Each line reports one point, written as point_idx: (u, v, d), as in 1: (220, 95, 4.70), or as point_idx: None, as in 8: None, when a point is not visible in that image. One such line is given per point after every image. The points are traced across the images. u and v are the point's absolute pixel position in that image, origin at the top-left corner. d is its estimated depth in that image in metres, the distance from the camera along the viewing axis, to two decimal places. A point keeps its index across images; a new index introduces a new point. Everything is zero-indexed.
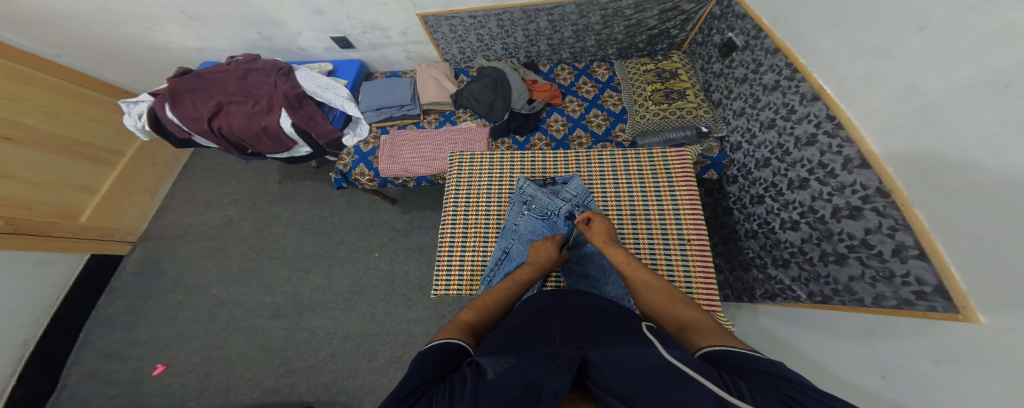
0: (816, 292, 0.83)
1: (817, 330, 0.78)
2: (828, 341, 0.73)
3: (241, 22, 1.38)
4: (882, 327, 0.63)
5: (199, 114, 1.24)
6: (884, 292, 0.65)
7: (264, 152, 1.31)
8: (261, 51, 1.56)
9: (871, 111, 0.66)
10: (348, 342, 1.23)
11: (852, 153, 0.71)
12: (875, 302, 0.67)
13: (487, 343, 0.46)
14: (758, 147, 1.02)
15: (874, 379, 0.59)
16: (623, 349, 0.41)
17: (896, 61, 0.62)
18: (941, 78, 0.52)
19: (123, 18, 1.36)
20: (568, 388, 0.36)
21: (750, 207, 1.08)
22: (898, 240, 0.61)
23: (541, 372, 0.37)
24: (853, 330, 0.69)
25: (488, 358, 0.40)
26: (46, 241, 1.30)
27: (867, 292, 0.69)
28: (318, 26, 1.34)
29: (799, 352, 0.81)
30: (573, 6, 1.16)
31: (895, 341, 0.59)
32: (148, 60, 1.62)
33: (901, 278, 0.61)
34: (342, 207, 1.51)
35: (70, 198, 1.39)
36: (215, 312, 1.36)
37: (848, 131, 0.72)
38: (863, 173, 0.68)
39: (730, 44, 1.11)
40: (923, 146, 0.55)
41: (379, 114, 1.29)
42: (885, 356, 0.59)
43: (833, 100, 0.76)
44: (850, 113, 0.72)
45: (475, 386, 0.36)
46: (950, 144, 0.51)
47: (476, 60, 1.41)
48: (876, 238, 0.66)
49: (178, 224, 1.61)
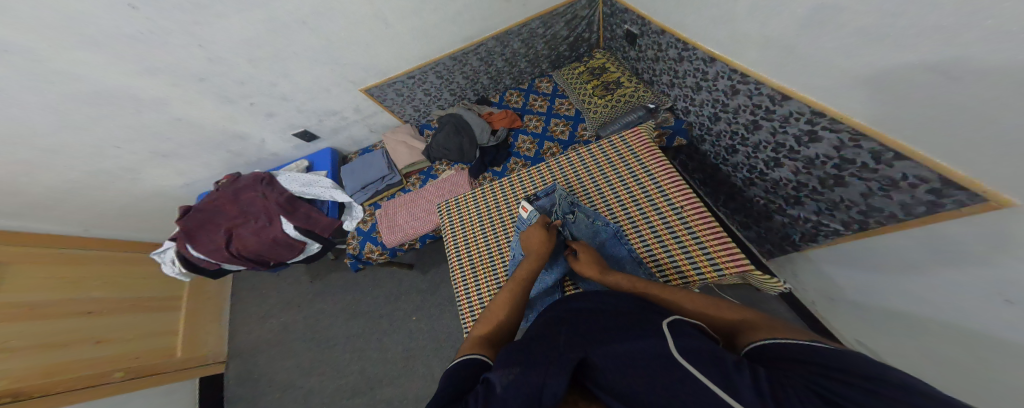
0: (848, 219, 0.80)
1: (887, 259, 0.75)
2: (911, 271, 0.70)
3: (211, 145, 1.47)
4: (942, 239, 0.59)
5: (217, 244, 1.34)
6: (907, 200, 0.63)
7: (284, 260, 1.38)
8: (239, 167, 1.66)
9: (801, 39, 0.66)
10: (422, 401, 1.36)
11: (770, 91, 0.79)
12: (909, 213, 0.64)
13: (500, 355, 0.52)
14: (701, 107, 1.07)
15: (1005, 305, 0.53)
16: (623, 349, 0.46)
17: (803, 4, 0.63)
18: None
19: (112, 175, 1.47)
20: (565, 389, 0.41)
21: (730, 158, 1.09)
22: (869, 149, 0.63)
23: (543, 379, 0.42)
24: (921, 252, 0.65)
25: (496, 374, 0.45)
26: (160, 378, 1.57)
27: (891, 205, 0.67)
28: (277, 127, 1.44)
29: (895, 282, 0.76)
30: (493, 41, 1.23)
31: (974, 258, 0.55)
32: (160, 209, 1.80)
33: (904, 182, 0.61)
34: (369, 285, 1.69)
35: (161, 342, 1.64)
36: (307, 399, 1.54)
37: (753, 76, 0.82)
38: (791, 103, 0.76)
39: (631, 34, 1.22)
40: (891, 64, 0.51)
41: (366, 192, 1.36)
42: (980, 279, 0.55)
43: (726, 58, 0.88)
44: (745, 64, 0.83)
45: (485, 400, 0.43)
46: (914, 59, 0.47)
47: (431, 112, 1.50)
48: (850, 152, 0.68)
49: (250, 338, 1.85)
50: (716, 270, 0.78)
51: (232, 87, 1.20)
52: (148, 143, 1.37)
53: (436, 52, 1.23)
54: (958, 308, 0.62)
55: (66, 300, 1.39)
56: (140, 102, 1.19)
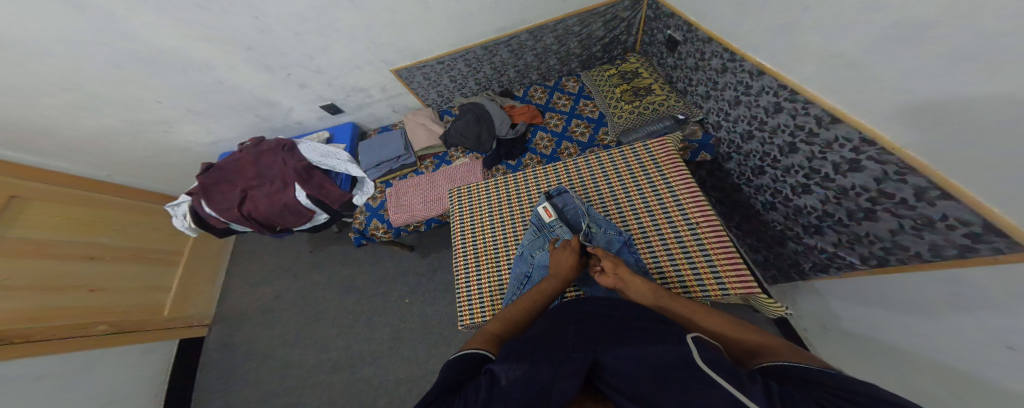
0: (867, 255, 0.79)
1: (898, 300, 0.73)
2: (920, 316, 0.68)
3: (242, 108, 1.53)
4: (963, 283, 0.58)
5: (229, 204, 1.37)
6: (937, 241, 0.62)
7: (290, 227, 1.40)
8: (264, 132, 1.72)
9: (841, 50, 0.67)
10: (402, 387, 1.32)
11: (819, 112, 0.77)
12: (936, 254, 0.63)
13: (503, 351, 0.53)
14: (736, 122, 1.08)
15: (1004, 352, 0.53)
16: (634, 351, 0.47)
17: (842, 22, 0.66)
18: (904, 14, 0.53)
19: (144, 126, 1.53)
20: (576, 392, 0.41)
21: (755, 179, 1.10)
22: (914, 184, 0.61)
23: (552, 378, 0.43)
24: (936, 294, 0.64)
25: (501, 366, 0.46)
26: (142, 335, 1.56)
27: (918, 244, 0.66)
28: (307, 98, 1.51)
29: (900, 327, 0.74)
30: (527, 34, 1.29)
31: (989, 296, 0.54)
32: (181, 164, 1.85)
33: (943, 222, 0.59)
34: (368, 262, 1.68)
35: (152, 297, 1.64)
36: (286, 372, 1.50)
37: (803, 94, 0.80)
38: (840, 127, 0.74)
39: (673, 40, 1.25)
40: (929, 91, 0.52)
41: (379, 169, 1.40)
42: (990, 320, 0.54)
43: (777, 73, 0.86)
44: (796, 80, 0.82)
45: (489, 393, 0.43)
46: (951, 79, 0.49)
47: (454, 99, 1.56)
48: (891, 185, 0.67)
49: (240, 303, 1.83)
50: (721, 287, 0.79)
51: (275, 56, 1.27)
52: (186, 101, 1.45)
53: (467, 40, 1.30)
54: (962, 353, 0.61)
55: (71, 242, 1.42)
56: (190, 63, 1.27)
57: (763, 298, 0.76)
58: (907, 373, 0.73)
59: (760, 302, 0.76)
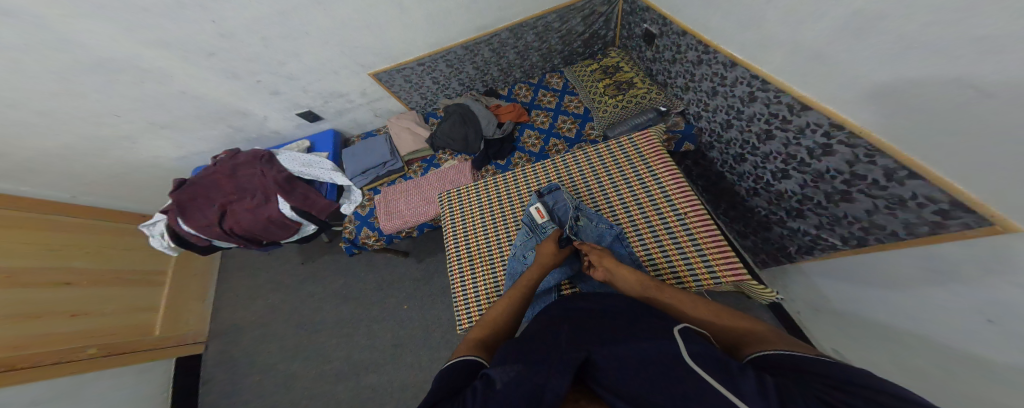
0: (848, 235, 0.83)
1: (881, 277, 0.77)
2: (906, 292, 0.71)
3: (212, 120, 1.46)
4: (940, 259, 0.61)
5: (208, 220, 1.31)
6: (910, 219, 0.64)
7: (277, 240, 1.36)
8: (240, 143, 1.65)
9: (808, 39, 0.67)
10: (407, 391, 1.34)
11: (790, 100, 0.78)
12: (911, 232, 0.65)
13: (497, 355, 0.54)
14: (714, 112, 1.09)
15: (984, 324, 0.56)
16: (627, 350, 0.47)
17: (806, 18, 0.66)
18: (863, 14, 0.54)
19: (108, 143, 1.45)
20: (567, 390, 0.41)
21: (737, 166, 1.12)
22: (883, 165, 0.63)
23: (545, 377, 0.43)
24: (917, 271, 0.67)
25: (496, 370, 0.46)
26: (136, 356, 1.53)
27: (894, 223, 0.69)
28: (282, 106, 1.44)
29: (886, 302, 0.78)
30: (507, 32, 1.25)
31: (967, 275, 0.57)
32: (153, 180, 1.77)
33: (912, 201, 0.61)
34: (362, 270, 1.67)
35: (141, 318, 1.60)
36: (289, 384, 1.51)
37: (774, 84, 0.80)
38: (810, 114, 0.75)
39: (650, 34, 1.23)
40: (888, 77, 0.54)
41: (366, 176, 1.36)
42: (969, 297, 0.57)
43: (748, 63, 0.87)
44: (768, 71, 0.82)
45: (485, 397, 0.43)
46: (906, 75, 0.50)
47: (438, 100, 1.52)
48: (863, 168, 0.69)
49: (234, 318, 1.81)
50: (713, 276, 0.81)
51: (241, 64, 1.20)
52: (150, 115, 1.37)
53: (448, 40, 1.24)
54: (946, 325, 0.64)
55: (46, 267, 1.35)
56: (148, 73, 1.19)
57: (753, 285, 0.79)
58: (900, 349, 0.78)
59: (750, 288, 0.79)
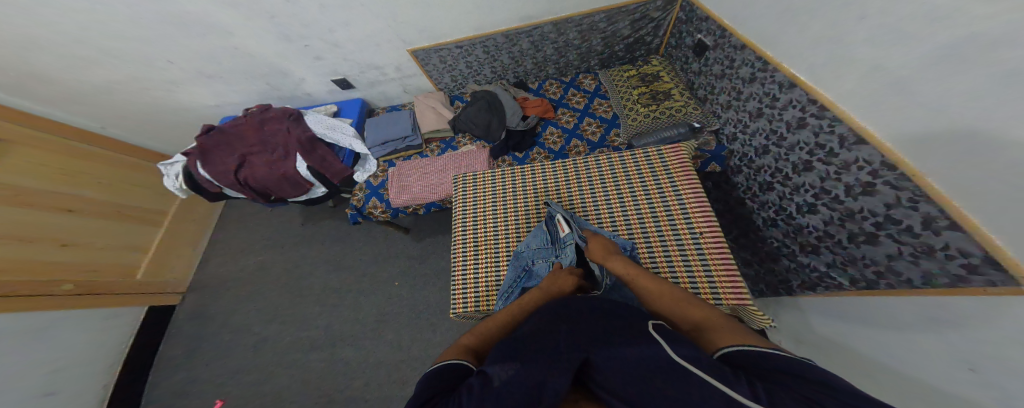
0: (858, 277, 0.80)
1: (877, 324, 0.74)
2: (900, 337, 0.68)
3: (252, 75, 1.52)
4: (944, 312, 0.59)
5: (225, 167, 1.33)
6: (931, 269, 0.62)
7: (286, 197, 1.38)
8: (272, 100, 1.70)
9: (862, 56, 0.69)
10: (381, 370, 1.29)
11: (845, 130, 0.75)
12: (926, 282, 0.64)
13: (493, 351, 0.50)
14: (753, 135, 1.08)
15: (966, 373, 0.55)
16: (628, 352, 0.41)
17: (869, 34, 0.67)
18: (937, 36, 0.54)
19: (151, 84, 1.52)
20: (567, 388, 0.37)
21: (762, 194, 1.11)
22: (924, 212, 0.61)
23: (543, 373, 0.39)
24: (913, 318, 0.65)
25: (494, 367, 0.43)
26: (110, 298, 1.49)
27: (913, 272, 0.67)
28: (320, 70, 1.51)
29: (869, 347, 0.76)
30: (551, 25, 1.31)
31: (967, 326, 0.55)
32: (179, 123, 1.80)
33: (941, 251, 0.60)
34: (360, 240, 1.64)
35: (127, 257, 1.58)
36: (260, 347, 1.48)
37: (833, 111, 0.78)
38: (863, 149, 0.72)
39: (701, 44, 1.25)
40: (956, 100, 0.52)
41: (384, 148, 1.40)
42: (969, 350, 0.54)
43: (810, 86, 0.84)
44: (829, 95, 0.79)
45: (481, 395, 0.39)
46: (975, 97, 0.49)
47: (468, 85, 1.58)
48: (901, 212, 0.67)
49: (220, 273, 1.77)
50: (714, 294, 0.80)
51: (295, 27, 1.27)
52: (198, 64, 1.44)
53: (489, 26, 1.32)
54: (925, 372, 0.63)
55: (53, 191, 1.38)
56: (209, 28, 1.27)
57: (754, 312, 0.77)
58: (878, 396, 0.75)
59: (750, 315, 0.78)
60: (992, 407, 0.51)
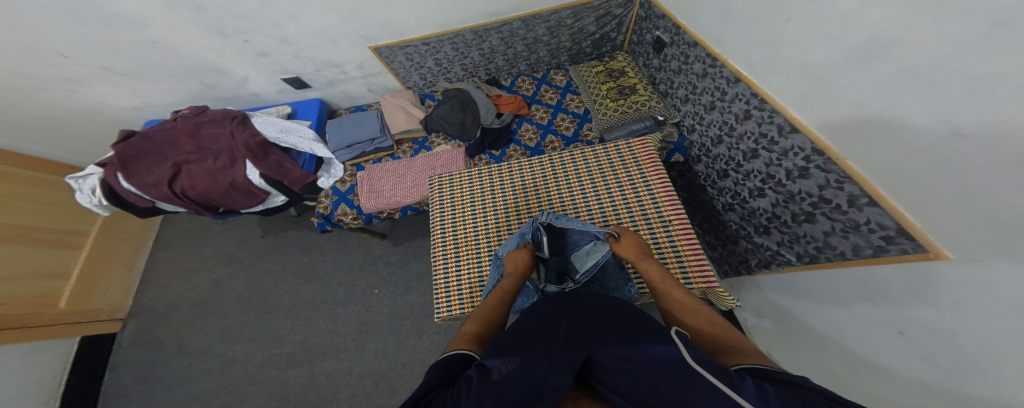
0: (803, 253, 0.92)
1: (824, 300, 0.86)
2: (847, 311, 0.79)
3: (180, 73, 1.33)
4: (874, 278, 0.70)
5: (156, 179, 1.17)
6: (859, 243, 0.73)
7: (237, 208, 1.25)
8: (208, 101, 1.51)
9: (792, 59, 0.77)
10: (367, 380, 1.26)
11: (782, 121, 0.84)
12: (857, 254, 0.75)
13: (490, 346, 0.50)
14: (709, 127, 1.16)
15: (895, 335, 0.66)
16: (631, 349, 0.43)
17: (797, 40, 0.75)
18: (850, 42, 0.61)
19: (43, 82, 1.28)
20: (568, 386, 0.38)
21: (719, 181, 1.21)
22: (849, 192, 0.71)
23: (546, 372, 0.39)
24: (850, 289, 0.77)
25: (495, 361, 0.43)
26: (31, 332, 1.27)
27: (845, 245, 0.78)
28: (268, 69, 1.35)
29: (820, 319, 0.88)
30: (519, 22, 1.29)
31: (893, 293, 0.66)
32: (88, 127, 1.54)
33: (865, 226, 0.70)
34: (331, 249, 1.55)
35: (41, 285, 1.33)
36: (226, 371, 1.37)
37: (772, 104, 0.86)
38: (797, 137, 0.81)
39: (660, 41, 1.29)
40: (870, 101, 0.60)
41: (351, 151, 1.32)
42: (894, 311, 0.66)
43: (751, 81, 0.92)
44: (769, 90, 0.87)
45: (482, 388, 0.39)
46: (882, 100, 0.57)
47: (438, 83, 1.51)
48: (831, 192, 0.77)
49: (166, 295, 1.59)
50: (686, 279, 0.88)
51: (230, 20, 1.12)
52: (103, 59, 1.22)
53: (457, 22, 1.26)
54: (861, 337, 0.75)
55: None
56: (117, 18, 1.08)
57: (721, 294, 0.85)
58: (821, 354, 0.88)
59: (717, 297, 0.86)
60: (919, 364, 0.61)
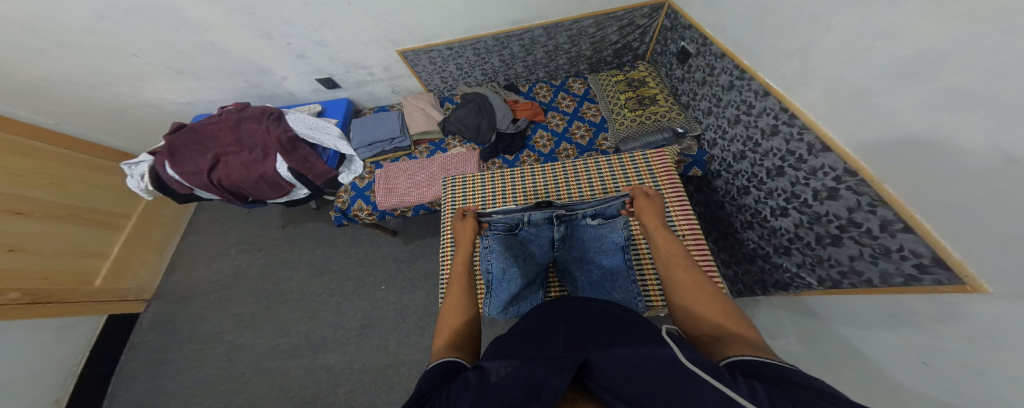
0: (824, 277, 0.86)
1: (841, 323, 0.79)
2: (867, 337, 0.71)
3: (228, 72, 1.46)
4: (896, 310, 0.65)
5: (198, 167, 1.26)
6: (888, 270, 0.68)
7: (264, 198, 1.33)
8: (251, 99, 1.65)
9: (820, 68, 0.75)
10: (366, 377, 1.25)
11: (813, 138, 0.80)
12: (883, 281, 0.69)
13: (486, 349, 0.48)
14: (731, 142, 1.13)
15: (917, 365, 0.59)
16: (624, 351, 0.40)
17: (825, 47, 0.73)
18: (887, 48, 0.59)
19: (114, 79, 1.44)
20: (568, 387, 0.34)
21: (738, 198, 1.16)
22: (882, 216, 0.66)
23: (544, 372, 0.36)
24: (874, 313, 0.70)
25: (494, 362, 0.41)
26: (61, 307, 1.36)
27: (872, 271, 0.72)
28: (304, 69, 1.47)
29: (835, 346, 0.80)
30: (540, 29, 1.34)
31: (919, 320, 0.60)
32: (144, 119, 1.70)
33: (897, 253, 0.65)
34: (344, 243, 1.59)
35: (83, 262, 1.46)
36: (233, 358, 1.39)
37: (802, 119, 0.82)
38: (828, 156, 0.77)
39: (685, 51, 1.30)
40: (907, 110, 0.56)
41: (371, 149, 1.37)
42: (917, 339, 0.59)
43: (781, 95, 0.89)
44: (800, 104, 0.84)
45: (479, 389, 0.37)
46: (919, 107, 0.54)
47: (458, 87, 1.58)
48: (861, 216, 0.71)
49: (189, 278, 1.67)
50: None
51: (277, 24, 1.23)
52: (167, 58, 1.37)
53: (480, 28, 1.33)
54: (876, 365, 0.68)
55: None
56: (182, 22, 1.21)
57: None
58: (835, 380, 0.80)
59: None
60: (939, 399, 0.55)
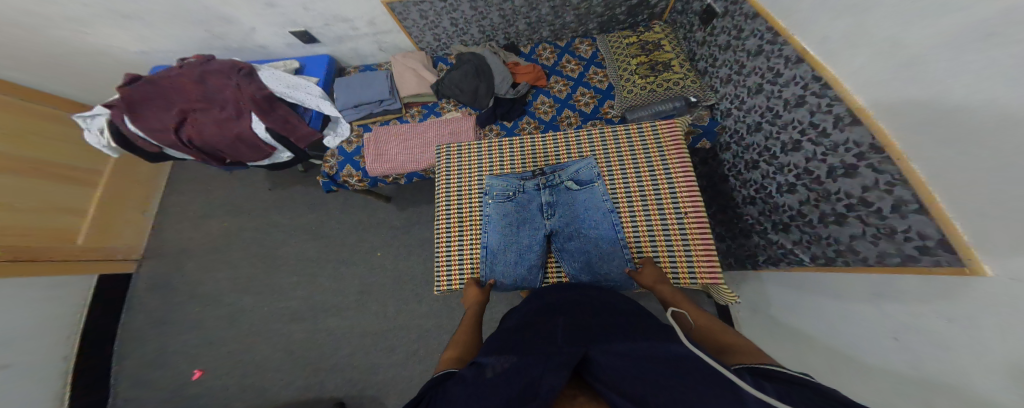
0: (818, 254, 0.89)
1: (834, 302, 0.84)
2: (871, 324, 0.73)
3: (185, 20, 1.28)
4: (892, 287, 0.68)
5: (164, 125, 1.15)
6: (887, 250, 0.70)
7: (244, 161, 1.25)
8: (215, 51, 1.47)
9: (864, 40, 0.68)
10: (367, 338, 1.32)
11: (841, 111, 0.76)
12: (881, 261, 0.72)
13: (486, 345, 0.50)
14: (749, 112, 1.09)
15: (891, 341, 0.67)
16: (628, 346, 0.42)
17: (874, 18, 0.66)
18: (939, 26, 0.53)
19: (44, 21, 1.24)
20: (565, 383, 0.36)
21: (745, 173, 1.15)
22: (897, 196, 0.65)
23: (540, 371, 0.37)
24: (863, 292, 0.76)
25: (490, 358, 0.42)
26: (47, 264, 1.33)
27: (870, 250, 0.74)
28: (277, 21, 1.30)
29: (823, 326, 0.87)
30: None
31: (910, 299, 0.65)
32: (96, 67, 1.52)
33: (902, 233, 0.66)
34: (337, 209, 1.56)
35: (61, 220, 1.39)
36: (235, 319, 1.44)
37: (837, 90, 0.76)
38: (855, 130, 0.73)
39: (710, 11, 1.19)
40: (943, 96, 0.53)
41: (358, 111, 1.29)
42: (898, 318, 0.66)
43: (816, 61, 0.82)
44: (837, 74, 0.77)
45: (476, 384, 0.39)
46: (961, 93, 0.50)
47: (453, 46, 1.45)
48: (875, 195, 0.71)
49: (178, 241, 1.64)
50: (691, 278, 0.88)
51: None
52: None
53: None
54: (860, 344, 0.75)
55: None
56: None
57: (722, 289, 0.88)
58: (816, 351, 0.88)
59: (718, 291, 0.89)
60: (909, 372, 0.63)
